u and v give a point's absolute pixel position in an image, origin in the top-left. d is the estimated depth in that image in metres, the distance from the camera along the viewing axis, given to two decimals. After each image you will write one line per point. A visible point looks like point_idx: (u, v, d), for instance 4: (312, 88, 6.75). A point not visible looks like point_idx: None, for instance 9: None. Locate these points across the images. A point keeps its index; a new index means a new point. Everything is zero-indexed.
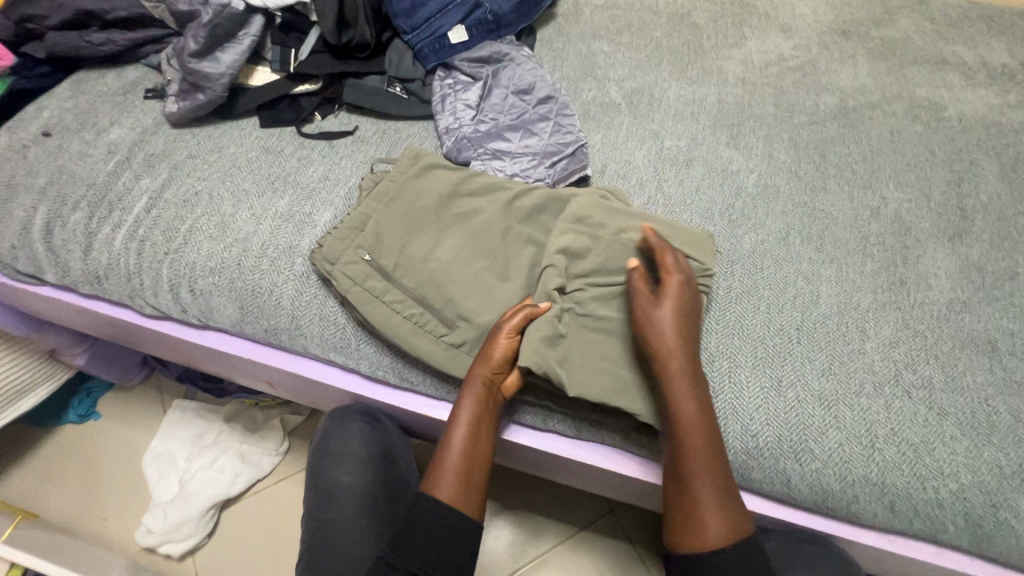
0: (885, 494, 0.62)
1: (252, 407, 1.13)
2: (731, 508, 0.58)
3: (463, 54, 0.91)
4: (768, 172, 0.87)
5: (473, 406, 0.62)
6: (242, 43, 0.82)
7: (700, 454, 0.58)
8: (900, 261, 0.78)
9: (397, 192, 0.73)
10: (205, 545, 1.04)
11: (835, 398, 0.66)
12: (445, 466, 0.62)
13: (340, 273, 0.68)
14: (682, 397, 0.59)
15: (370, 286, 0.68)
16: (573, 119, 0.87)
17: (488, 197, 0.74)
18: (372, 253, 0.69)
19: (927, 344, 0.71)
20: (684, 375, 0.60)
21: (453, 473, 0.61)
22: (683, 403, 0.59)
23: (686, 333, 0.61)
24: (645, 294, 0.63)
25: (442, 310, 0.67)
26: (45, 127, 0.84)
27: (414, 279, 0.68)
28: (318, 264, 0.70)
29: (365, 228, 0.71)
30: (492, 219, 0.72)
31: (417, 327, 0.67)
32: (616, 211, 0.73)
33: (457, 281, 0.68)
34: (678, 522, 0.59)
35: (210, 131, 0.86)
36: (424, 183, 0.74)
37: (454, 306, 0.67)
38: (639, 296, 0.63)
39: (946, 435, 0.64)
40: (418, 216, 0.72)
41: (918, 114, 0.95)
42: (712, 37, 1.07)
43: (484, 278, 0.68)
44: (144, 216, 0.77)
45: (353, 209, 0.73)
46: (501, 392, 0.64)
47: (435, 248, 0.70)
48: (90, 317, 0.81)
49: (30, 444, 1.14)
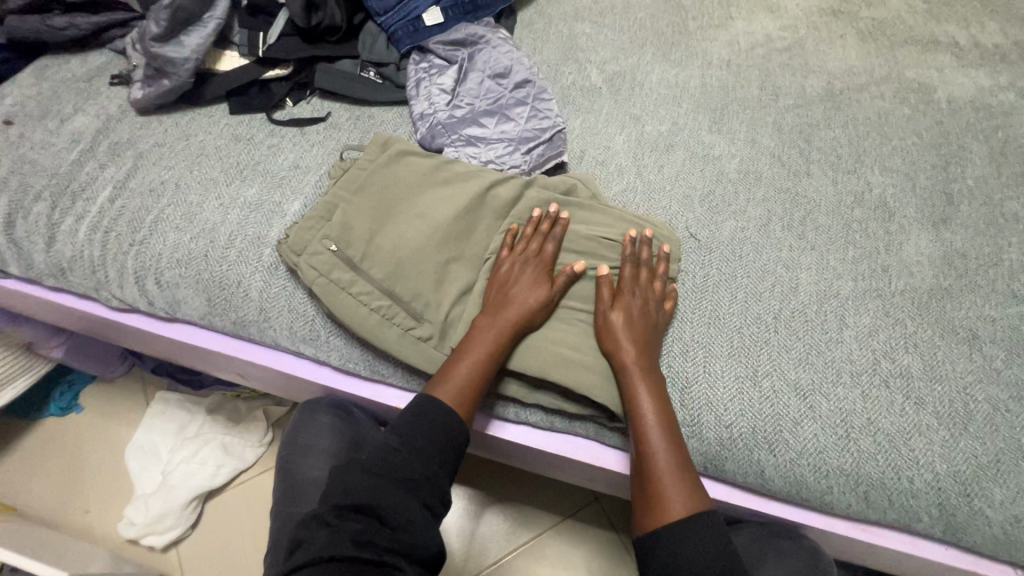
0: (859, 484, 0.61)
1: (233, 399, 1.12)
2: (690, 482, 0.57)
3: (438, 36, 0.88)
4: (751, 157, 0.85)
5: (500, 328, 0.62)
6: (208, 26, 0.80)
7: (656, 432, 0.59)
8: (883, 248, 0.76)
9: (365, 180, 0.72)
10: (188, 536, 1.04)
11: (811, 388, 0.65)
12: (453, 374, 0.61)
13: (305, 265, 0.67)
14: (636, 380, 0.61)
15: (336, 277, 0.66)
16: (550, 103, 0.85)
17: (459, 185, 0.72)
18: (339, 244, 0.67)
19: (907, 332, 0.69)
20: (640, 363, 0.62)
21: (461, 386, 0.60)
22: (639, 388, 0.60)
23: (642, 328, 0.63)
24: (607, 295, 0.65)
25: (410, 302, 0.66)
26: (7, 115, 0.82)
27: (382, 270, 0.67)
28: (284, 254, 0.68)
29: (332, 218, 0.69)
30: (462, 207, 0.70)
31: (384, 320, 0.65)
32: (579, 205, 0.73)
33: (426, 272, 0.67)
34: (642, 498, 0.58)
35: (178, 119, 0.84)
36: (395, 172, 0.73)
37: (421, 299, 0.66)
38: (601, 297, 0.66)
39: (922, 424, 0.63)
40: (387, 206, 0.70)
41: (906, 97, 0.93)
42: (698, 19, 1.04)
43: (452, 270, 0.68)
44: (109, 207, 0.75)
45: (321, 199, 0.71)
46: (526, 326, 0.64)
47: (404, 237, 0.69)
48: (59, 310, 0.79)
49: (10, 437, 1.13)
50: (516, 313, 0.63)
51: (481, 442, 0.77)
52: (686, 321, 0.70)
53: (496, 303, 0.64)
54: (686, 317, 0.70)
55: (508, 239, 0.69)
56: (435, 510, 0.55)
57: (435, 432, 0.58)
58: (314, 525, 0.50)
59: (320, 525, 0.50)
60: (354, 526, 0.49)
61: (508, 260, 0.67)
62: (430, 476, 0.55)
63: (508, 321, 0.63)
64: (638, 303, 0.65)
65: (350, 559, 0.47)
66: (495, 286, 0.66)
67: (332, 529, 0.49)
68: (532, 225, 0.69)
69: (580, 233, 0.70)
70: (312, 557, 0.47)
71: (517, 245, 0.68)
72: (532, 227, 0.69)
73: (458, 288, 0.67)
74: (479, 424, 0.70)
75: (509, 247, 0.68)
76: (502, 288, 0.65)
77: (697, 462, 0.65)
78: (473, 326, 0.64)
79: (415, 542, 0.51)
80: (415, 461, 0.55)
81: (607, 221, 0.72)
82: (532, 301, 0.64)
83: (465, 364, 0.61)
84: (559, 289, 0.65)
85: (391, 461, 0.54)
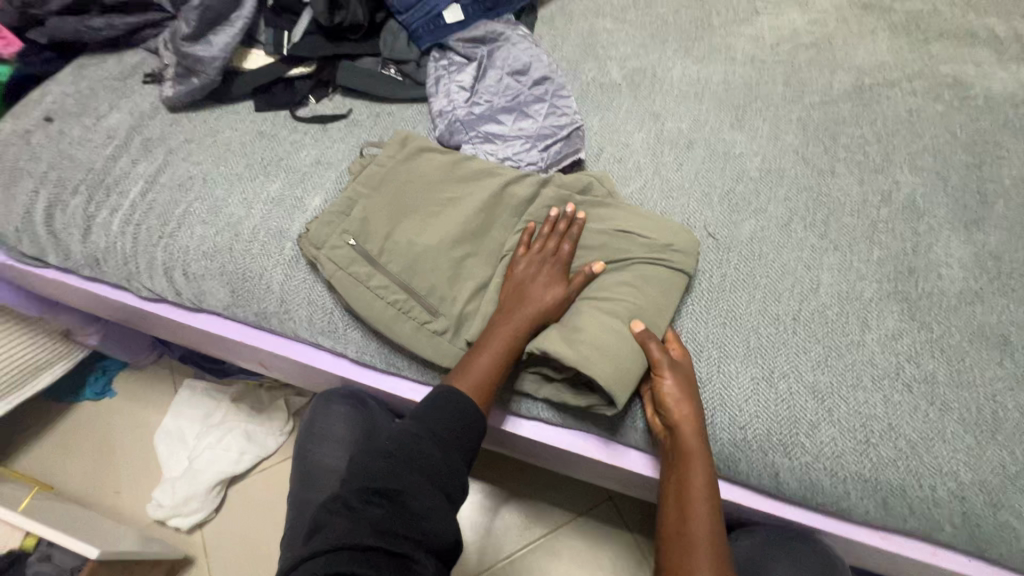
0: (877, 490, 0.60)
1: (256, 388, 1.16)
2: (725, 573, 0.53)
3: (458, 34, 0.89)
4: (774, 154, 0.84)
5: (518, 323, 0.63)
6: (235, 26, 0.83)
7: (702, 507, 0.56)
8: (911, 250, 0.74)
9: (384, 176, 0.73)
10: (213, 519, 1.08)
11: (829, 391, 0.64)
12: (473, 364, 0.62)
13: (325, 258, 0.68)
14: (697, 456, 0.58)
15: (355, 271, 0.67)
16: (569, 100, 0.85)
17: (476, 182, 0.73)
18: (358, 238, 0.69)
19: (933, 336, 0.67)
20: (698, 438, 0.59)
21: (478, 376, 0.61)
22: (698, 464, 0.58)
23: (697, 396, 0.61)
24: (659, 361, 0.61)
25: (426, 296, 0.67)
26: (48, 112, 0.86)
27: (399, 265, 0.68)
28: (304, 248, 0.70)
29: (351, 213, 0.71)
30: (478, 204, 0.71)
31: (400, 313, 0.67)
32: (598, 205, 0.73)
33: (441, 267, 0.68)
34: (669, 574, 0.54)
35: (206, 116, 0.87)
36: (415, 168, 0.74)
37: (437, 293, 0.67)
38: (656, 358, 0.61)
39: (947, 432, 0.61)
40: (404, 201, 0.72)
41: (940, 93, 0.90)
42: (722, 14, 1.02)
43: (468, 265, 0.69)
44: (140, 201, 0.78)
45: (341, 193, 0.73)
46: (548, 322, 0.64)
47: (421, 232, 0.70)
48: (93, 299, 0.83)
49: (46, 420, 1.18)
50: (536, 313, 0.63)
51: (496, 437, 0.78)
52: (700, 320, 0.69)
53: (512, 300, 0.65)
54: (701, 316, 0.69)
55: (525, 238, 0.69)
56: (454, 499, 0.55)
57: (451, 417, 0.59)
58: (333, 510, 0.50)
59: (342, 510, 0.50)
60: (374, 513, 0.49)
61: (524, 259, 0.67)
62: (449, 466, 0.56)
63: (525, 319, 0.63)
64: (688, 374, 0.62)
65: (370, 548, 0.47)
66: (511, 285, 0.66)
67: (353, 516, 0.49)
68: (549, 225, 0.69)
69: (596, 229, 0.70)
70: (332, 545, 0.47)
71: (534, 244, 0.68)
72: (549, 226, 0.69)
73: (474, 284, 0.68)
74: (495, 419, 0.71)
75: (526, 245, 0.69)
76: (518, 286, 0.65)
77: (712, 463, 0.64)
78: (489, 323, 0.64)
79: (434, 531, 0.51)
80: (434, 449, 0.56)
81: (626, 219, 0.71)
82: (547, 299, 0.64)
83: (481, 358, 0.62)
84: (574, 287, 0.65)
85: (411, 448, 0.55)
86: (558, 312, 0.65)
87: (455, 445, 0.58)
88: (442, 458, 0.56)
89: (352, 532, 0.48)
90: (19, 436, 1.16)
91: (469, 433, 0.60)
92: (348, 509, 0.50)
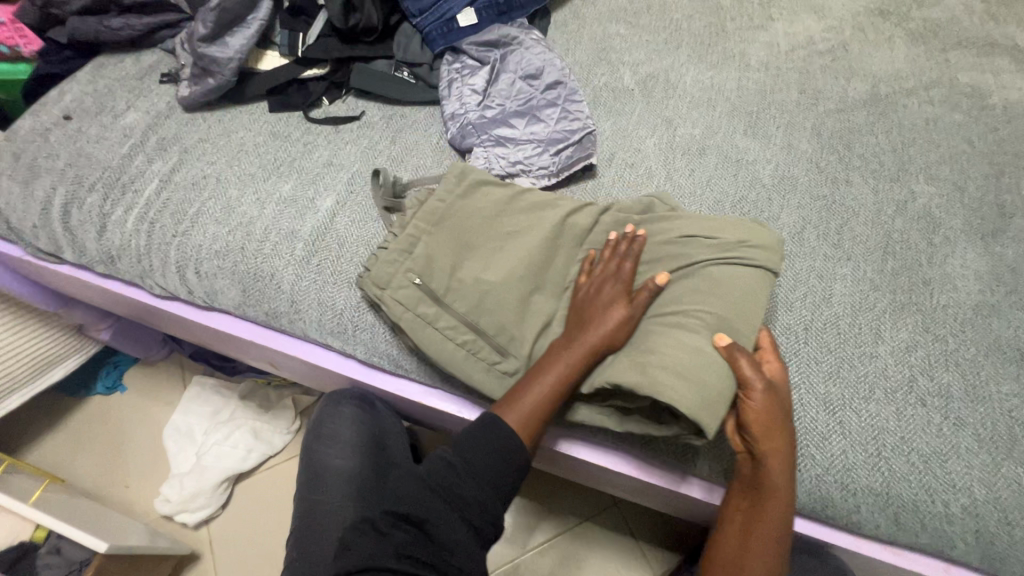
0: (889, 505, 0.59)
1: (264, 386, 1.16)
2: None
3: (471, 37, 0.89)
4: (787, 162, 0.83)
5: (577, 351, 0.59)
6: (250, 28, 0.83)
7: (770, 535, 0.56)
8: (925, 261, 0.73)
9: (446, 212, 0.70)
10: (219, 516, 1.09)
11: (841, 403, 0.63)
12: (524, 396, 0.59)
13: (390, 299, 0.66)
14: (776, 485, 0.56)
15: (422, 312, 0.66)
16: (581, 105, 0.85)
17: (535, 215, 0.70)
18: (422, 277, 0.67)
19: (948, 349, 0.66)
20: (785, 477, 0.57)
21: (531, 408, 0.59)
22: (781, 502, 0.57)
23: (784, 421, 0.57)
24: (748, 382, 0.56)
25: (495, 336, 0.65)
26: (66, 110, 0.87)
27: (465, 303, 0.65)
28: (366, 288, 0.68)
29: (413, 251, 0.68)
30: (540, 237, 0.68)
31: (469, 354, 0.65)
32: (662, 221, 0.69)
33: (510, 305, 0.65)
34: None
35: (220, 116, 0.87)
36: (472, 203, 0.71)
37: (508, 333, 0.65)
38: (744, 377, 0.56)
39: (961, 447, 0.60)
40: (465, 231, 0.69)
41: (958, 102, 0.89)
42: (737, 19, 1.02)
43: (536, 300, 0.67)
44: (154, 199, 0.79)
45: (400, 229, 0.70)
46: (613, 346, 0.60)
47: (487, 269, 0.67)
48: (107, 295, 0.84)
49: (58, 413, 1.20)
50: (595, 337, 0.59)
51: (548, 456, 0.76)
52: None
53: (573, 328, 0.62)
54: None
55: (586, 265, 0.66)
56: (483, 534, 0.54)
57: (495, 455, 0.57)
58: (363, 531, 0.51)
59: (370, 531, 0.51)
60: (399, 538, 0.50)
61: (585, 285, 0.64)
62: (483, 501, 0.55)
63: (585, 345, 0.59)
64: (778, 397, 0.57)
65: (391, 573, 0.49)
66: (572, 313, 0.63)
67: (380, 538, 0.51)
68: (610, 248, 0.65)
69: (658, 243, 0.67)
70: (356, 566, 0.49)
71: (595, 268, 0.65)
72: (609, 249, 0.65)
73: (540, 321, 0.65)
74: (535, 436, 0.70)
75: (588, 271, 0.66)
76: (580, 313, 0.62)
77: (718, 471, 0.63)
78: (546, 352, 0.61)
79: (457, 566, 0.51)
80: (471, 481, 0.55)
81: (699, 228, 0.66)
82: (607, 323, 0.60)
83: (534, 389, 0.59)
84: (638, 304, 0.61)
85: (445, 476, 0.55)
86: (625, 333, 0.60)
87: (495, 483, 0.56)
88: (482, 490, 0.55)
89: (377, 555, 0.49)
90: (31, 428, 1.18)
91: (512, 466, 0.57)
92: (376, 532, 0.51)
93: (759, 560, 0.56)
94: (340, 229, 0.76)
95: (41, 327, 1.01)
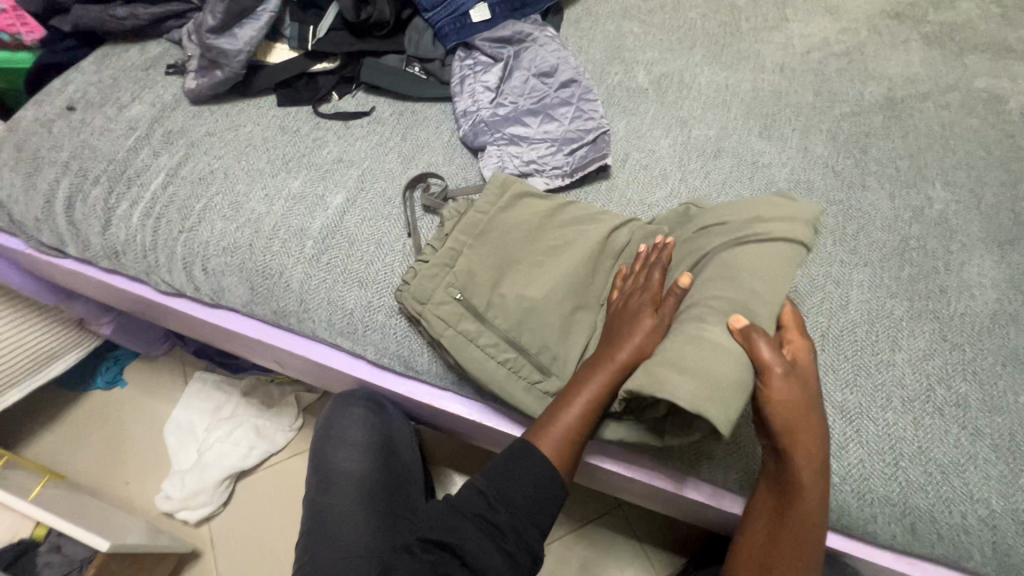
0: (906, 515, 0.59)
1: (266, 383, 1.15)
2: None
3: (484, 33, 0.88)
4: (803, 166, 0.82)
5: (605, 368, 0.59)
6: (260, 19, 0.82)
7: (801, 530, 0.55)
8: (942, 268, 0.72)
9: (487, 226, 0.69)
10: (220, 513, 1.08)
11: (858, 412, 0.63)
12: (557, 422, 0.58)
13: (431, 315, 0.65)
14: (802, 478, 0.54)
15: (464, 328, 0.65)
16: (595, 104, 0.83)
17: (575, 231, 0.70)
18: (463, 291, 0.66)
19: (965, 358, 0.66)
20: (814, 470, 0.54)
21: (564, 433, 0.58)
22: (814, 490, 0.54)
23: (807, 407, 0.54)
24: (767, 368, 0.53)
25: (537, 354, 0.64)
26: (70, 101, 0.85)
27: (507, 320, 0.65)
28: (407, 302, 0.67)
29: (456, 265, 0.67)
30: (585, 254, 0.67)
31: (511, 373, 0.65)
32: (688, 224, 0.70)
33: (553, 322, 0.65)
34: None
35: (228, 109, 0.86)
36: (514, 218, 0.70)
37: (550, 352, 0.64)
38: (763, 361, 0.53)
39: (979, 457, 0.60)
40: (505, 246, 0.69)
41: (974, 107, 0.88)
42: (751, 20, 1.01)
43: (579, 318, 0.66)
44: (160, 193, 0.77)
45: (440, 242, 0.69)
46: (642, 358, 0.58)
47: (529, 285, 0.66)
48: (110, 291, 0.82)
49: (57, 407, 1.18)
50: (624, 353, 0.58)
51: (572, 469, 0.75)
52: None
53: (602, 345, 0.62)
54: None
55: (619, 281, 0.67)
56: (518, 563, 0.53)
57: (533, 486, 0.57)
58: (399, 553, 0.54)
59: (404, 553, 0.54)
60: (433, 560, 0.53)
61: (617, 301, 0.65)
62: (516, 527, 0.55)
63: (620, 361, 0.58)
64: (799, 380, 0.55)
65: None
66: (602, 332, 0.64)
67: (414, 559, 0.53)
68: (640, 261, 0.66)
69: (681, 246, 0.68)
70: None
71: (626, 283, 0.66)
72: (640, 262, 0.66)
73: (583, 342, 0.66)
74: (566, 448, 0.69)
75: (619, 289, 0.67)
76: (609, 331, 0.62)
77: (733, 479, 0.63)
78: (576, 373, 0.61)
79: None
80: (501, 508, 0.56)
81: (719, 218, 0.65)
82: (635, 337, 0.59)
83: (567, 415, 0.58)
84: (667, 312, 0.60)
85: (476, 502, 0.56)
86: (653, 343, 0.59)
87: (530, 514, 0.56)
88: (518, 519, 0.55)
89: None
90: (30, 423, 1.16)
91: (543, 494, 0.57)
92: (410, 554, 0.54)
93: (794, 553, 0.55)
94: (350, 227, 0.74)
95: (42, 320, 1.00)
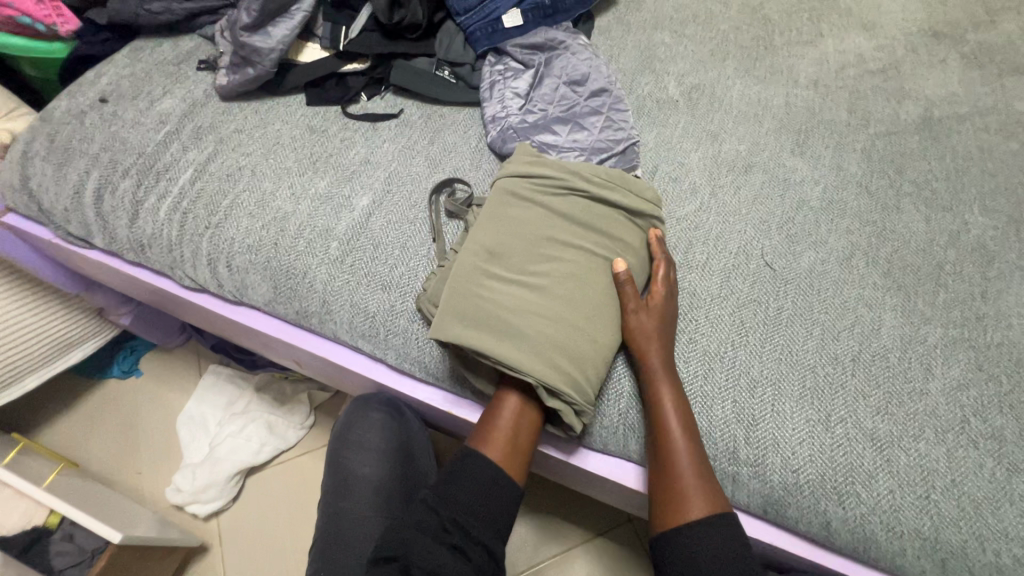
0: (935, 551, 0.57)
1: (280, 380, 1.15)
2: (709, 487, 0.58)
3: (516, 39, 0.87)
4: (836, 184, 0.80)
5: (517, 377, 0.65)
6: (294, 18, 0.81)
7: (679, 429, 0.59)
8: (979, 295, 0.71)
9: (499, 233, 0.67)
10: (229, 509, 1.07)
11: (889, 440, 0.61)
12: (493, 426, 0.63)
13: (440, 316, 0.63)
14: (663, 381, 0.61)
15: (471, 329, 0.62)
16: (626, 114, 0.83)
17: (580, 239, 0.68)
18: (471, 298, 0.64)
19: (1003, 390, 0.64)
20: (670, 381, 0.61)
21: (503, 435, 0.62)
22: (663, 389, 0.61)
23: (666, 328, 0.64)
24: (632, 297, 0.65)
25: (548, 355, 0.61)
26: (102, 93, 0.86)
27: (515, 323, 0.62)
28: (422, 305, 0.67)
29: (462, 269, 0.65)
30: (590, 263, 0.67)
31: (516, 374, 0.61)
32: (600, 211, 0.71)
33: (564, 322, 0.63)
34: (662, 499, 0.59)
35: (257, 106, 0.86)
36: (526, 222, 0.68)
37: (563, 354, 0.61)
38: (626, 294, 0.65)
39: (1014, 495, 0.58)
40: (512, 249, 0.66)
41: (1014, 131, 0.86)
42: (785, 33, 0.99)
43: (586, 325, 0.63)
44: (188, 189, 0.77)
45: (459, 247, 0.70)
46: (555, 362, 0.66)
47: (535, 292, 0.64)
48: (133, 282, 0.83)
49: (73, 394, 1.19)
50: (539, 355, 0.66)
51: (561, 468, 0.75)
52: (755, 353, 0.66)
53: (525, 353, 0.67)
54: (755, 349, 0.67)
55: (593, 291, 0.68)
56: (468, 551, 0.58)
57: (486, 479, 0.61)
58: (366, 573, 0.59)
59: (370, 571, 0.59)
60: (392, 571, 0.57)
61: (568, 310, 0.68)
62: (460, 520, 0.59)
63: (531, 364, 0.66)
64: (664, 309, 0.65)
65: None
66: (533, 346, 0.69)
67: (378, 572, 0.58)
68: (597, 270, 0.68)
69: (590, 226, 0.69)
70: None
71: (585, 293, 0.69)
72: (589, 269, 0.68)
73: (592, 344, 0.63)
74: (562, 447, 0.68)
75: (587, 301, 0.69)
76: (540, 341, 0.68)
77: (757, 504, 0.62)
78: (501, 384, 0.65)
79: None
80: (438, 507, 0.60)
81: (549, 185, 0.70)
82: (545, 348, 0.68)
83: (501, 418, 0.63)
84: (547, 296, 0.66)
85: (419, 511, 0.60)
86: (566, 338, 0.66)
87: (479, 509, 0.61)
88: (463, 516, 0.60)
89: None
90: (45, 408, 1.17)
91: (491, 492, 0.61)
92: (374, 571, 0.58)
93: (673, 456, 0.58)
94: (375, 230, 0.74)
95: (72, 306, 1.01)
